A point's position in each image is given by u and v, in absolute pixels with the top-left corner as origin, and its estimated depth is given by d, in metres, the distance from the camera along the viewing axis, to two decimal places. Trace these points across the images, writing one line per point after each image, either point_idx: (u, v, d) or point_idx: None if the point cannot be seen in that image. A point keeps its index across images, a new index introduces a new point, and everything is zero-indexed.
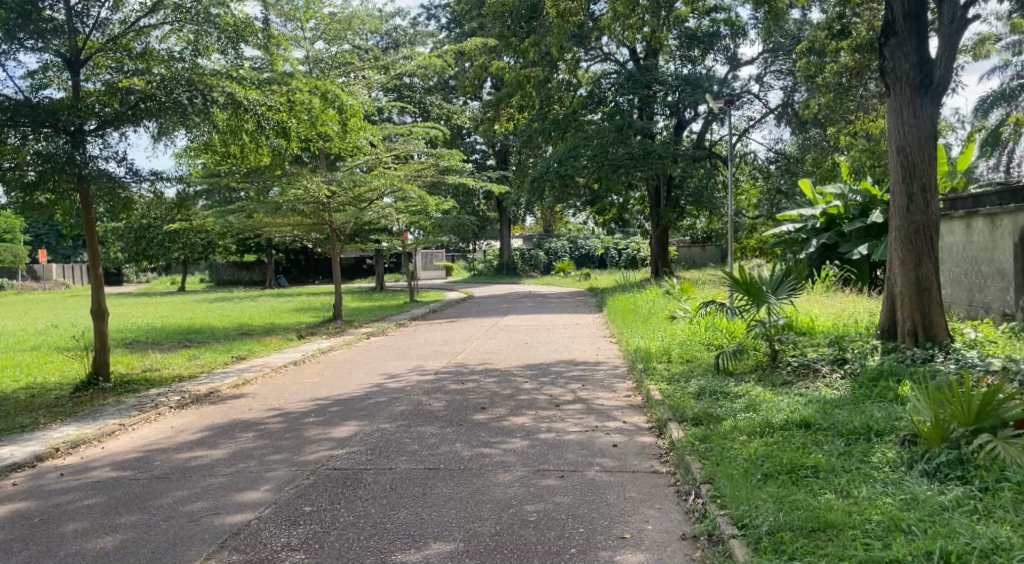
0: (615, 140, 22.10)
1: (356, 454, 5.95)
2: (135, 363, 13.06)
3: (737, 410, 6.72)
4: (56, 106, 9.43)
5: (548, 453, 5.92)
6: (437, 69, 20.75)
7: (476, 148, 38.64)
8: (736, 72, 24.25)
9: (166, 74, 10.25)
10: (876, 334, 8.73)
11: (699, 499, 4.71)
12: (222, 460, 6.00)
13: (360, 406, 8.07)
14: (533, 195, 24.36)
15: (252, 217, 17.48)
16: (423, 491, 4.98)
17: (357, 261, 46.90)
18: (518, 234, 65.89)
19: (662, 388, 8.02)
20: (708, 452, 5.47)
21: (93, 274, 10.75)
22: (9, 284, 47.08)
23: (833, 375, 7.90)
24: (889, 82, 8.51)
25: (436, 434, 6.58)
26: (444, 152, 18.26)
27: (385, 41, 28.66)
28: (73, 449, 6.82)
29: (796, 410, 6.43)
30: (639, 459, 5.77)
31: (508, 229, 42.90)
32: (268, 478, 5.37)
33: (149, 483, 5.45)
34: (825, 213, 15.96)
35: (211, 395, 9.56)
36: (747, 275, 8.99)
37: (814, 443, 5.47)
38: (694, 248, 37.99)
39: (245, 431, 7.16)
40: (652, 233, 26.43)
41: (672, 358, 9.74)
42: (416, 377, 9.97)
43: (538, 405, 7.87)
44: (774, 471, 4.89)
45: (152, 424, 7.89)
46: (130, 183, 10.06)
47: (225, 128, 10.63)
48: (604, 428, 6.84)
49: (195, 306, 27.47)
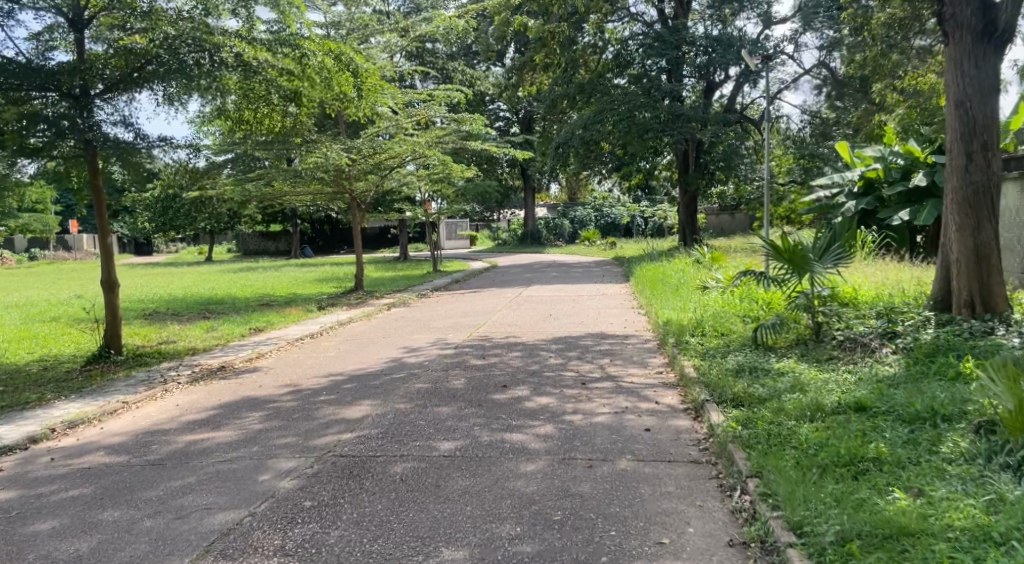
0: (643, 103, 21.28)
1: (367, 438, 5.48)
2: (151, 335, 12.73)
3: (782, 390, 6.12)
4: (59, 69, 9.07)
5: (575, 439, 5.41)
6: (458, 29, 20.06)
7: (499, 115, 38.11)
8: (769, 31, 23.13)
9: (172, 32, 9.60)
10: (928, 305, 8.06)
11: (747, 496, 4.18)
12: (222, 444, 5.58)
13: (375, 383, 7.61)
14: (557, 161, 23.66)
15: (271, 185, 17.02)
16: (437, 483, 4.51)
17: (381, 231, 46.56)
18: (543, 201, 65.31)
19: (697, 364, 7.48)
20: (753, 440, 4.91)
21: (103, 245, 10.35)
22: (41, 254, 47.65)
23: (883, 350, 7.26)
24: (947, 29, 7.72)
25: (453, 416, 6.10)
26: (465, 117, 17.62)
27: (405, 4, 28.07)
28: (71, 430, 6.44)
29: (849, 391, 5.83)
30: (675, 447, 5.23)
31: (532, 197, 42.18)
32: (269, 465, 4.94)
33: (141, 469, 5.03)
34: (864, 176, 15.02)
35: (223, 370, 9.16)
36: (790, 242, 8.29)
37: (873, 430, 4.87)
38: (723, 216, 37.23)
39: (252, 411, 6.73)
40: (680, 200, 25.66)
41: (706, 332, 9.14)
42: (436, 351, 9.50)
43: (564, 383, 7.36)
44: (831, 464, 4.34)
45: (156, 402, 7.48)
46: (142, 147, 9.58)
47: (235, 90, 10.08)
48: (635, 410, 6.31)
49: (216, 276, 27.26)
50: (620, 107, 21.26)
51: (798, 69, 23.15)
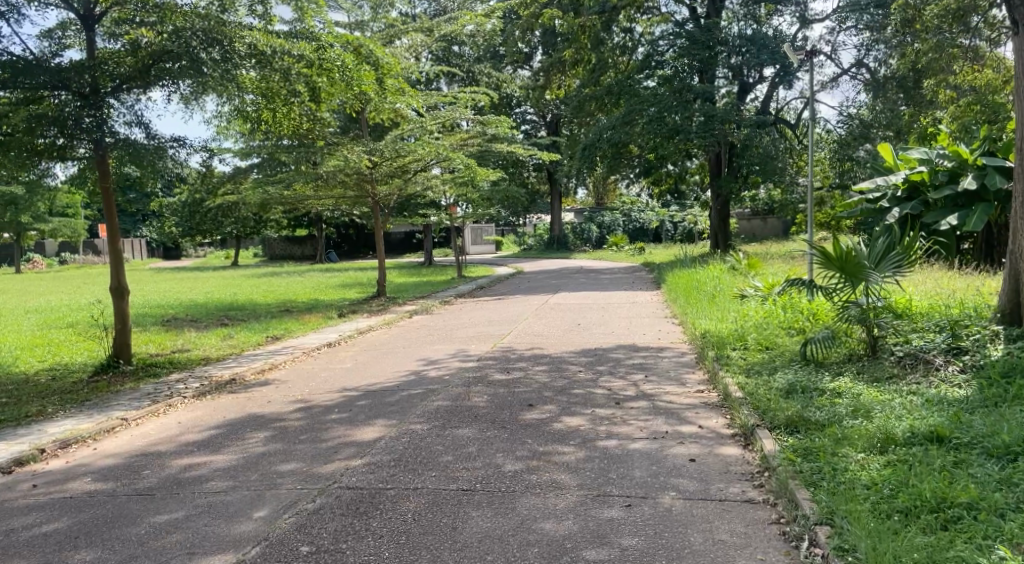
0: (674, 105, 20.57)
1: (377, 466, 4.95)
2: (167, 342, 12.32)
3: (843, 414, 5.46)
4: (68, 66, 8.61)
5: (610, 471, 4.81)
6: (483, 28, 19.48)
7: (526, 119, 37.86)
8: (806, 31, 22.33)
9: (183, 25, 9.02)
10: (994, 317, 7.28)
11: (819, 550, 3.59)
12: (220, 471, 5.09)
13: (390, 401, 7.09)
14: (584, 165, 23.01)
15: (293, 189, 16.52)
16: (454, 525, 3.93)
17: (406, 236, 46.26)
18: (568, 205, 64.80)
19: (742, 383, 6.85)
20: (817, 476, 4.30)
21: (111, 251, 9.86)
22: (72, 259, 48.06)
23: (949, 368, 6.55)
24: (1017, 16, 6.98)
25: (474, 440, 5.53)
26: (492, 120, 17.03)
27: (433, 7, 28.03)
28: (62, 450, 5.96)
29: (921, 417, 5.13)
30: (724, 482, 4.61)
31: (559, 202, 41.47)
32: (265, 499, 4.40)
33: (127, 501, 4.52)
34: (908, 179, 14.03)
35: (233, 382, 8.68)
36: (842, 248, 7.57)
37: (958, 467, 4.22)
38: (754, 221, 36.66)
39: (257, 432, 6.23)
40: (712, 204, 24.89)
41: (748, 345, 8.50)
42: (457, 364, 8.96)
43: (595, 402, 6.77)
44: (914, 510, 3.71)
45: (158, 419, 7.01)
46: (163, 147, 9.04)
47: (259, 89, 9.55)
48: (676, 436, 5.67)
49: (240, 281, 27.05)
50: (650, 107, 20.66)
51: (837, 69, 22.27)
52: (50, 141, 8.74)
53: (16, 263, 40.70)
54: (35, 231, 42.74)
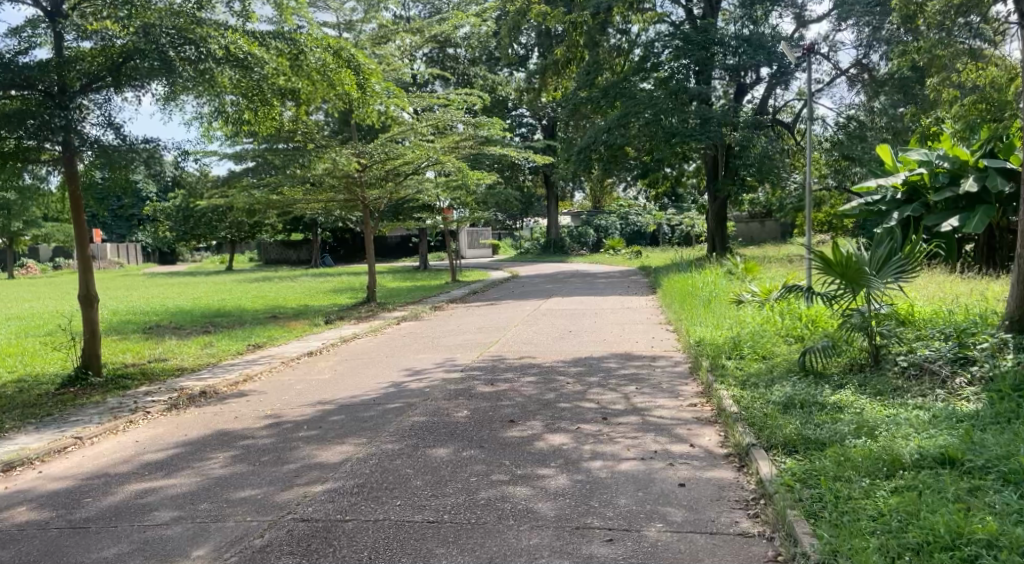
0: (670, 107, 20.17)
1: (339, 493, 4.54)
2: (145, 351, 11.91)
3: (845, 432, 5.05)
4: (34, 64, 8.10)
5: (591, 497, 4.40)
6: (475, 27, 19.13)
7: (522, 122, 37.58)
8: (804, 31, 22.00)
9: (151, 21, 8.47)
10: (1003, 324, 6.81)
11: None
12: (169, 498, 4.68)
13: (365, 416, 6.68)
14: (579, 168, 22.61)
15: (279, 192, 16.07)
16: None
17: (402, 240, 45.93)
18: (565, 209, 64.81)
19: (739, 396, 6.44)
20: (818, 506, 3.90)
21: (80, 257, 9.41)
22: (67, 264, 47.75)
23: (957, 380, 6.12)
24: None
25: (449, 462, 5.12)
26: (485, 122, 16.48)
27: (428, 8, 27.71)
28: (4, 474, 5.55)
29: (930, 438, 4.70)
30: (717, 512, 4.20)
31: (555, 204, 40.67)
32: (209, 534, 3.99)
33: (58, 536, 4.11)
34: (908, 180, 13.51)
35: (206, 395, 8.28)
36: (841, 253, 7.11)
37: (974, 496, 3.79)
38: (751, 223, 36.87)
39: (219, 451, 5.82)
40: (709, 205, 24.58)
41: (744, 354, 8.11)
42: (440, 374, 8.56)
43: (582, 417, 6.37)
44: (926, 548, 3.30)
45: (117, 437, 6.59)
46: (135, 147, 8.54)
47: (241, 88, 9.05)
48: (666, 456, 5.26)
49: (233, 286, 26.81)
50: (646, 110, 20.21)
51: (834, 69, 21.93)
52: (17, 142, 8.29)
53: (9, 268, 40.36)
54: (29, 236, 42.35)
